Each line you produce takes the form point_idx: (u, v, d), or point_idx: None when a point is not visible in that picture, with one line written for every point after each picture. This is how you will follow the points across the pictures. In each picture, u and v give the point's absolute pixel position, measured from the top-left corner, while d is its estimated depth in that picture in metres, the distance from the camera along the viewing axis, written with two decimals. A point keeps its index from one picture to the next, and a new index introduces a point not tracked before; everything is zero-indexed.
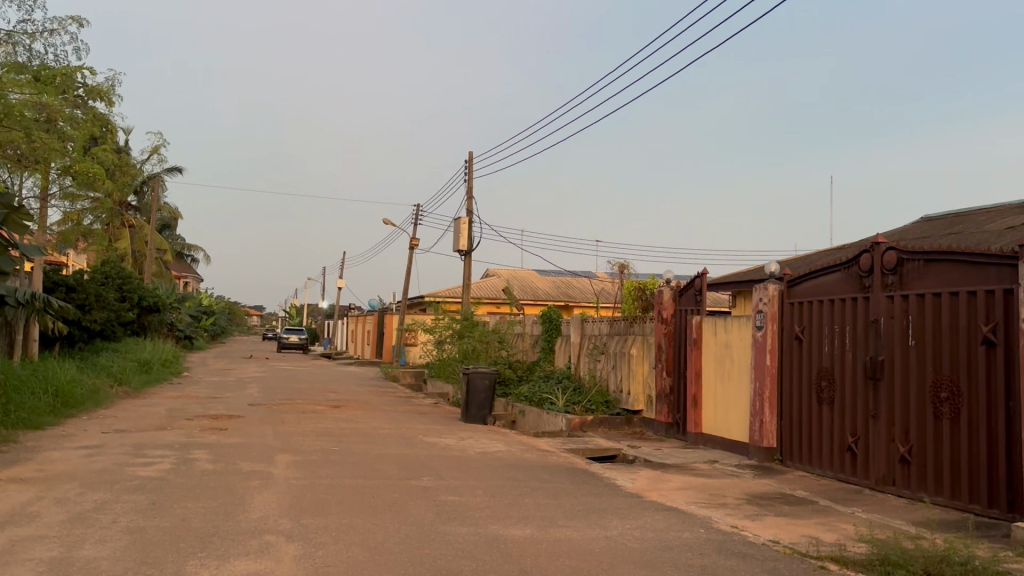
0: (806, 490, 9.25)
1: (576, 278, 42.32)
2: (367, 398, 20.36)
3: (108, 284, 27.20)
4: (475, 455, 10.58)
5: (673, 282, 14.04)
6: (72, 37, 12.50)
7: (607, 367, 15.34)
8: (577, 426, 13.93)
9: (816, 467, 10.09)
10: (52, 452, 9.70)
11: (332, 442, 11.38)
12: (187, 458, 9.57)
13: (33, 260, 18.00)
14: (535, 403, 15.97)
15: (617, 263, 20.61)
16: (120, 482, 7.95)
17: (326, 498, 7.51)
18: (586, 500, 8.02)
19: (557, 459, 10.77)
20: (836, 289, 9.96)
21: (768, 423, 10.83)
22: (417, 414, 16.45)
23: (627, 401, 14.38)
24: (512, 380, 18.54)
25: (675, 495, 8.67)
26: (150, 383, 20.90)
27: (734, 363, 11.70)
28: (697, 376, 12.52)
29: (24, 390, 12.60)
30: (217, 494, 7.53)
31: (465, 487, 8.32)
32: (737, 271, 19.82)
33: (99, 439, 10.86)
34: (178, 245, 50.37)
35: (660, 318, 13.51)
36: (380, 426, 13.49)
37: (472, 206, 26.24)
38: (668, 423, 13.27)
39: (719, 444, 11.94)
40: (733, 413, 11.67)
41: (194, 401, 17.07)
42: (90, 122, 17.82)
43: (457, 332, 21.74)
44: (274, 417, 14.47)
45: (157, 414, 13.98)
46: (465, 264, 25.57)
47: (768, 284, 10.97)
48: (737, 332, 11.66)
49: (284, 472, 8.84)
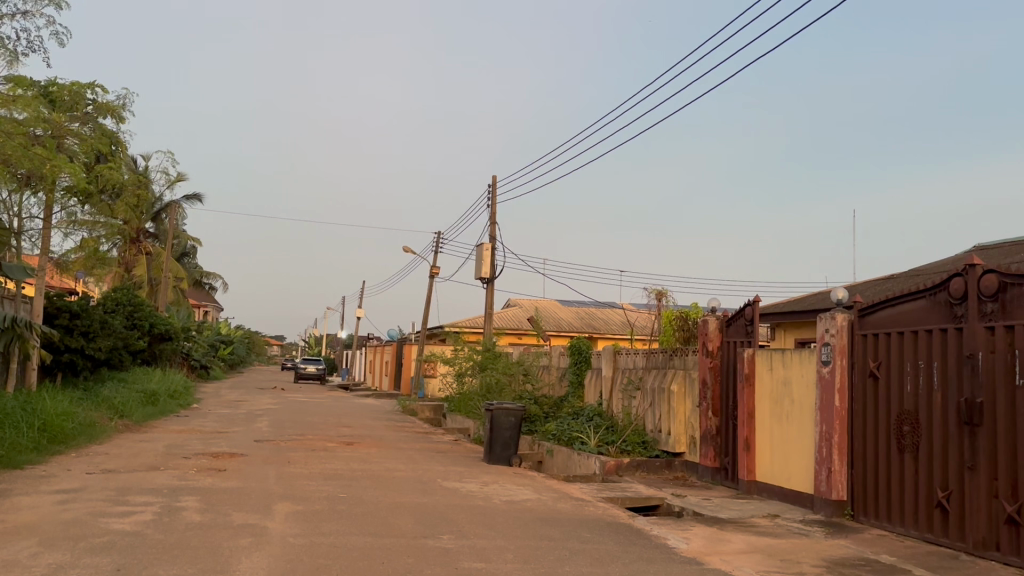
0: (893, 555, 7.90)
1: (601, 308, 41.07)
2: (382, 434, 19.07)
3: (118, 311, 26.28)
4: (501, 506, 9.29)
5: (719, 311, 12.77)
6: (51, 23, 11.53)
7: (643, 404, 13.99)
8: (611, 470, 12.59)
9: (898, 526, 8.70)
10: (22, 497, 8.50)
11: (340, 487, 10.14)
12: (172, 507, 8.35)
13: (35, 283, 17.08)
14: (564, 443, 14.65)
15: (653, 290, 19.33)
16: (85, 539, 6.74)
17: (325, 564, 6.25)
18: (637, 569, 6.72)
19: (596, 510, 9.44)
20: (921, 319, 8.66)
21: (837, 472, 9.48)
22: (435, 453, 15.17)
23: (667, 442, 13.03)
24: (538, 417, 17.20)
25: (740, 561, 7.34)
26: (155, 416, 19.73)
27: (795, 402, 10.37)
28: (750, 416, 11.18)
29: (5, 425, 11.44)
30: (196, 558, 6.27)
31: (492, 549, 7.04)
32: (777, 304, 18.88)
33: (81, 481, 9.67)
34: (196, 274, 49.61)
35: (705, 350, 12.26)
36: (396, 468, 12.26)
37: (495, 231, 25.17)
38: (715, 468, 11.92)
39: (777, 494, 10.58)
40: (793, 459, 10.32)
41: (197, 436, 15.85)
42: (99, 138, 16.90)
43: (479, 364, 20.54)
44: (281, 456, 13.29)
45: (153, 452, 12.81)
46: (487, 292, 24.43)
47: (835, 313, 9.70)
48: (798, 367, 10.34)
49: (281, 526, 7.59)
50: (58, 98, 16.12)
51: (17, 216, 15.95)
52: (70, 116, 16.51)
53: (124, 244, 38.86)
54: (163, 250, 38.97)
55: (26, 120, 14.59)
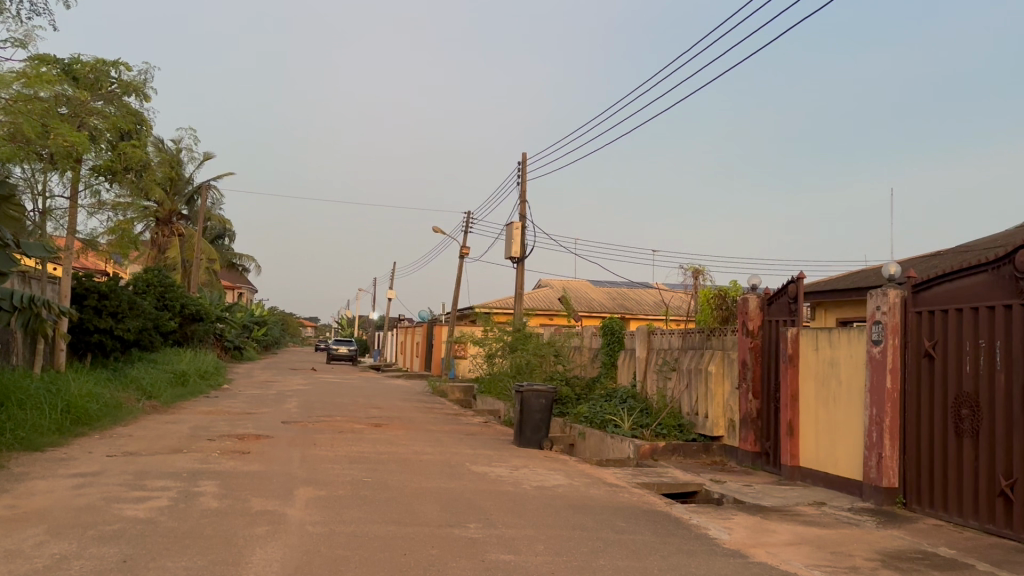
0: (953, 548, 7.33)
1: (633, 288, 40.44)
2: (411, 415, 18.79)
3: (149, 292, 26.27)
4: (531, 491, 8.87)
5: (760, 289, 12.17)
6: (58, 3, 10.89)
7: (679, 386, 13.46)
8: (646, 454, 12.14)
9: (956, 516, 8.13)
10: (38, 481, 8.25)
11: (365, 471, 9.79)
12: (190, 492, 8.05)
13: (63, 263, 16.91)
14: (596, 425, 14.20)
15: (689, 269, 18.75)
16: (95, 527, 6.44)
17: (344, 556, 5.87)
18: (677, 563, 6.26)
19: (631, 497, 8.99)
20: (983, 295, 8.02)
21: (889, 458, 8.90)
22: (464, 435, 14.81)
23: (704, 425, 12.52)
24: (570, 399, 16.76)
25: (787, 553, 6.84)
26: (184, 397, 19.63)
27: (842, 383, 9.80)
28: (793, 399, 10.62)
29: (27, 406, 11.26)
30: (208, 548, 5.93)
31: (521, 539, 6.62)
32: (819, 283, 18.19)
33: (100, 465, 9.42)
34: (228, 256, 49.75)
35: (746, 330, 11.68)
36: (423, 451, 11.92)
37: (525, 210, 24.65)
38: (756, 453, 11.40)
39: (823, 480, 10.04)
40: (841, 444, 9.77)
41: (223, 418, 15.63)
42: (124, 117, 16.59)
43: (508, 345, 20.11)
44: (307, 438, 13.01)
45: (178, 434, 12.59)
46: (517, 272, 23.97)
47: (887, 289, 9.09)
48: (847, 347, 9.76)
49: (300, 513, 7.24)
50: (81, 76, 15.79)
51: (40, 195, 15.74)
52: (95, 95, 16.18)
53: (156, 225, 38.91)
54: (194, 231, 38.96)
55: (48, 98, 14.24)
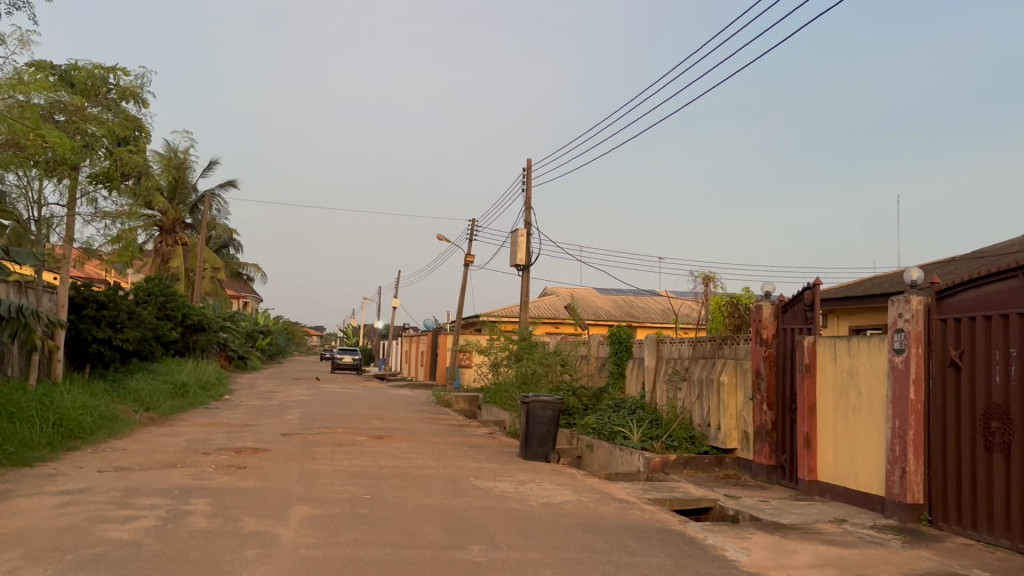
0: (985, 570, 6.90)
1: (640, 296, 40.08)
2: (414, 427, 18.40)
3: (150, 302, 25.96)
4: (538, 509, 8.48)
5: (773, 297, 11.77)
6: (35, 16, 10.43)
7: (690, 397, 13.05)
8: (657, 467, 11.72)
9: (987, 534, 7.70)
10: (22, 499, 7.88)
11: (365, 487, 9.41)
12: (180, 511, 7.67)
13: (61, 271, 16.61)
14: (604, 436, 13.79)
15: (698, 276, 18.36)
16: (74, 551, 6.06)
17: None
18: None
19: (642, 514, 8.58)
20: (1012, 301, 7.62)
21: (913, 473, 8.47)
22: (469, 447, 14.44)
23: (717, 437, 12.10)
24: (577, 410, 16.36)
25: None
26: (184, 408, 19.27)
27: (862, 394, 9.39)
28: (811, 410, 10.20)
29: (16, 419, 10.90)
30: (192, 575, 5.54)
31: (527, 563, 6.22)
32: (832, 289, 17.80)
33: (89, 481, 9.05)
34: (232, 265, 49.51)
35: (759, 339, 11.27)
36: (426, 465, 11.55)
37: (531, 216, 24.30)
38: (771, 467, 10.98)
39: (843, 495, 9.62)
40: (861, 457, 9.35)
41: (222, 430, 15.29)
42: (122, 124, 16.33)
43: (514, 354, 19.72)
44: (306, 451, 12.63)
45: (173, 448, 12.23)
46: (523, 280, 23.62)
47: (910, 296, 8.68)
48: (867, 356, 9.34)
49: (294, 535, 6.86)
50: (79, 83, 15.57)
51: (37, 204, 15.44)
52: (93, 101, 15.94)
53: (160, 235, 38.63)
54: (198, 239, 38.64)
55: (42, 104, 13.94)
